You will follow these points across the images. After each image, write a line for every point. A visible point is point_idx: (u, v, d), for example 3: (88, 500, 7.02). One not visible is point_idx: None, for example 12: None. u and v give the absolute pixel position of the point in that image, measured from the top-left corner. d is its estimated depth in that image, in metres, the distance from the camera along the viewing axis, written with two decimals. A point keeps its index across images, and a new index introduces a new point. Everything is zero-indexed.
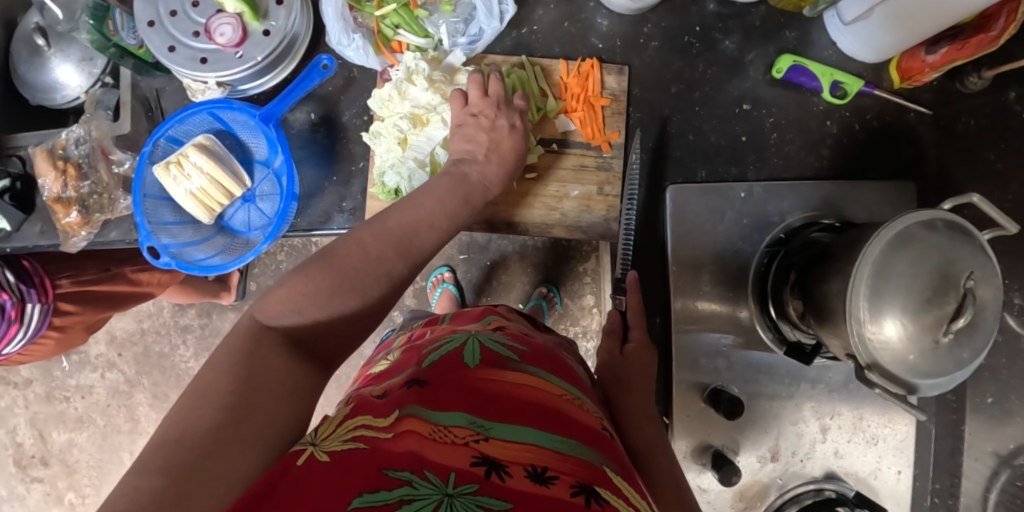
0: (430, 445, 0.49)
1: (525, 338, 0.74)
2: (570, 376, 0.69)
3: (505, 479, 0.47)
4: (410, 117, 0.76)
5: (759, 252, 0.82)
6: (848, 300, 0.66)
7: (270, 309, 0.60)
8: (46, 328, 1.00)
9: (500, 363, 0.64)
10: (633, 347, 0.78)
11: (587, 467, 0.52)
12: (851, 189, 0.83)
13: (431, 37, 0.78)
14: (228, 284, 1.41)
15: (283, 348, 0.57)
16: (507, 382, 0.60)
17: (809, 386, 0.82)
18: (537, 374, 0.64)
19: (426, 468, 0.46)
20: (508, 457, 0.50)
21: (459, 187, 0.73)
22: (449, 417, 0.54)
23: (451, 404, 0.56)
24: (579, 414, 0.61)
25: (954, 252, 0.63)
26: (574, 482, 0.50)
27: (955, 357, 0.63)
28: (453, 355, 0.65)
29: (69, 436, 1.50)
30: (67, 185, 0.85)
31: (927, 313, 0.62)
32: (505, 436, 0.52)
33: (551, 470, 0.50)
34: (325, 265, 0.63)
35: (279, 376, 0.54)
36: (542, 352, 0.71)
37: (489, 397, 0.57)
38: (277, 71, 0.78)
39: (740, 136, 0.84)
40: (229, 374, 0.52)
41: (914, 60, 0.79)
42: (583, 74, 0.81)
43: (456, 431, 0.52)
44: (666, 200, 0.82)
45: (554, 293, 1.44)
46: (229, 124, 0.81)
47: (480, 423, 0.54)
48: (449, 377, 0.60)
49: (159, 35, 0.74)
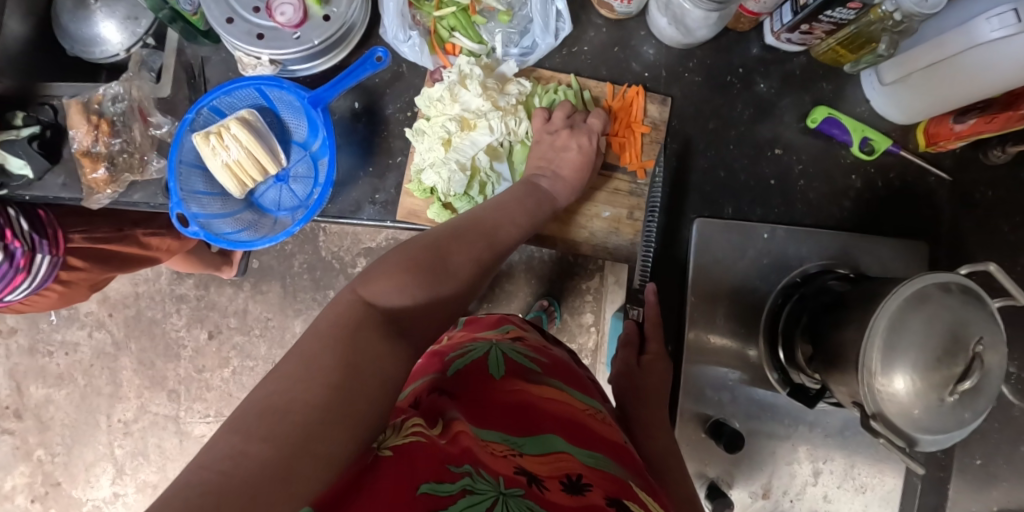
0: (478, 450, 0.50)
1: (544, 349, 0.76)
2: (588, 390, 0.71)
3: (545, 489, 0.48)
4: (458, 120, 0.76)
5: (774, 293, 0.84)
6: (862, 351, 0.68)
7: (375, 284, 0.58)
8: (51, 282, 0.98)
9: (527, 375, 0.66)
10: (647, 361, 0.80)
11: (615, 479, 0.54)
12: (869, 243, 0.85)
13: (485, 44, 0.80)
14: (231, 259, 1.40)
15: (384, 329, 0.54)
16: (534, 394, 0.62)
17: (806, 429, 0.84)
18: (558, 388, 0.66)
19: (477, 468, 0.47)
20: (545, 469, 0.51)
21: (522, 197, 0.77)
22: (488, 433, 0.55)
23: (482, 418, 0.57)
24: (600, 429, 0.63)
25: (967, 315, 0.65)
26: (606, 495, 0.50)
27: (957, 417, 0.65)
28: (478, 366, 0.67)
29: (46, 392, 1.47)
30: (98, 140, 0.84)
31: (936, 371, 0.64)
32: (538, 449, 0.54)
33: (586, 479, 0.51)
34: (420, 254, 0.64)
35: (383, 355, 0.52)
36: (561, 367, 0.73)
37: (520, 411, 0.59)
38: (329, 57, 0.78)
39: (769, 179, 0.86)
40: (337, 346, 0.49)
41: (941, 127, 0.82)
42: (628, 99, 0.83)
43: (493, 445, 0.53)
44: (692, 232, 0.83)
45: (555, 308, 1.45)
46: (273, 102, 0.81)
47: (513, 440, 0.55)
48: (474, 391, 0.63)
49: (219, 6, 0.74)
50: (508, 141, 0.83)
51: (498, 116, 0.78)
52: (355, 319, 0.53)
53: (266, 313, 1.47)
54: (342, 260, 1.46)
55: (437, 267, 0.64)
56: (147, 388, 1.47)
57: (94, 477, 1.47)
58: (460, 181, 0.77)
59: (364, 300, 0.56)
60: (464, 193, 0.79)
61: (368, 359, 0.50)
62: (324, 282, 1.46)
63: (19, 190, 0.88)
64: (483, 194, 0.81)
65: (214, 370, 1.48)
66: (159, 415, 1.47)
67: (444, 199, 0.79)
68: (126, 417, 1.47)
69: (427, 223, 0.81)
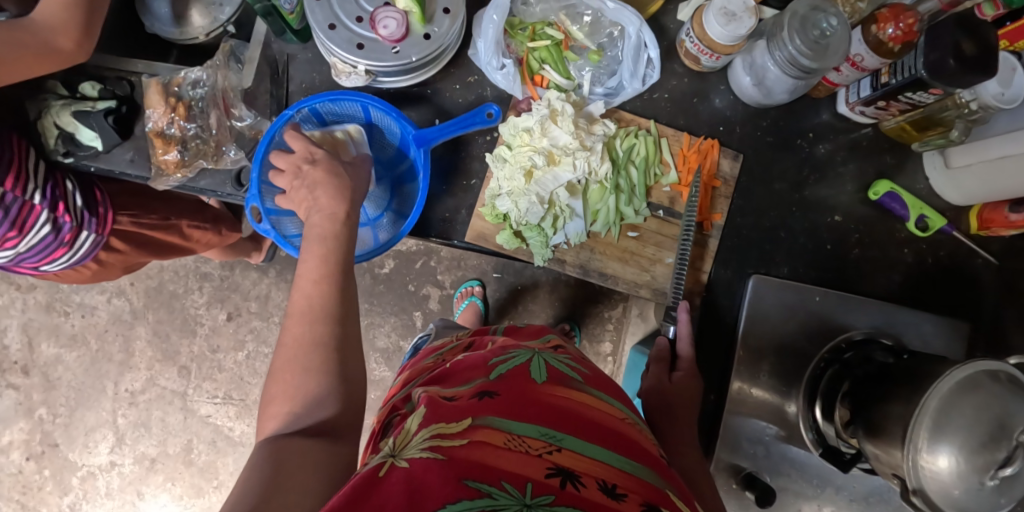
0: (504, 455, 0.55)
1: (582, 358, 0.78)
2: (625, 397, 0.73)
3: (579, 489, 0.53)
4: (545, 154, 0.78)
5: (817, 355, 0.87)
6: (909, 426, 0.71)
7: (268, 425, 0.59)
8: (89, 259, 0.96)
9: (565, 380, 0.68)
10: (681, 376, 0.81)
11: (649, 486, 0.57)
12: (913, 318, 0.88)
13: (573, 80, 0.82)
14: (261, 246, 1.39)
15: (289, 438, 0.55)
16: (573, 399, 0.64)
17: (833, 491, 0.87)
18: (598, 397, 0.67)
19: (503, 479, 0.52)
20: (582, 469, 0.56)
21: (318, 240, 0.69)
22: (524, 429, 0.58)
23: (523, 415, 0.60)
24: (634, 435, 0.65)
25: (1013, 404, 0.68)
26: (639, 500, 0.55)
27: (995, 501, 0.67)
28: (521, 369, 0.68)
29: (57, 352, 1.45)
30: (174, 123, 0.86)
31: (980, 454, 0.66)
32: (575, 448, 0.58)
33: (620, 487, 0.55)
34: (282, 366, 0.61)
35: (301, 461, 0.53)
36: (600, 374, 0.74)
37: (558, 412, 0.61)
38: (416, 74, 0.79)
39: (826, 244, 0.88)
40: (254, 479, 0.51)
41: (996, 213, 0.85)
42: (703, 151, 0.83)
43: (529, 443, 0.57)
44: (748, 288, 0.85)
45: (575, 333, 1.47)
46: (373, 121, 0.83)
47: (552, 435, 0.58)
48: (518, 389, 0.64)
49: (323, 10, 0.75)
50: (587, 181, 0.82)
51: (583, 156, 0.79)
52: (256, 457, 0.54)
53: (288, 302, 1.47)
54: (370, 259, 1.51)
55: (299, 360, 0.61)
56: (159, 361, 1.46)
57: (93, 443, 1.45)
58: (536, 212, 0.79)
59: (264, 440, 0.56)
60: (536, 224, 0.80)
61: (281, 473, 0.52)
62: None
63: (85, 160, 0.86)
64: (553, 226, 0.81)
65: (228, 352, 1.47)
66: (168, 389, 1.46)
67: (515, 227, 0.81)
68: (133, 387, 1.46)
69: (494, 248, 0.82)
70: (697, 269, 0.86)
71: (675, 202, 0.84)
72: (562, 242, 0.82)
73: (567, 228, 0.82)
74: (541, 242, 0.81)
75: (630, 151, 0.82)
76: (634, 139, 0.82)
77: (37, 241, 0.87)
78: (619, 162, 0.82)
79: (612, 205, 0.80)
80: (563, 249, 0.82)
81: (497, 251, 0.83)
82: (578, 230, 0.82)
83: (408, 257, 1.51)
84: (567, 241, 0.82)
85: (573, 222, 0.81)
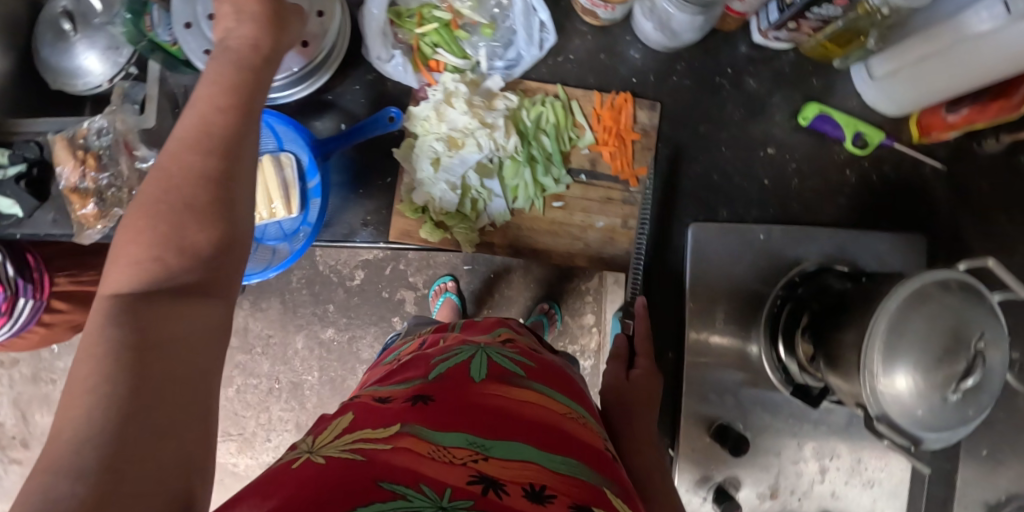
0: (426, 462, 0.51)
1: (532, 352, 0.76)
2: (573, 393, 0.71)
3: (502, 496, 0.49)
4: (446, 139, 0.76)
5: (773, 292, 0.83)
6: (862, 352, 0.68)
7: (110, 281, 0.39)
8: (34, 326, 0.93)
9: (506, 378, 0.67)
10: (638, 374, 0.76)
11: (584, 485, 0.54)
12: (867, 239, 0.85)
13: (470, 59, 0.79)
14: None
15: (148, 305, 0.37)
16: (510, 400, 0.63)
17: (811, 427, 0.84)
18: (540, 394, 0.66)
19: (421, 482, 0.48)
20: (508, 476, 0.52)
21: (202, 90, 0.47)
22: (450, 438, 0.56)
23: (452, 424, 0.58)
24: (576, 432, 0.63)
25: (966, 314, 0.65)
26: (568, 501, 0.51)
27: (962, 413, 0.66)
28: (459, 369, 0.68)
29: (51, 420, 1.45)
30: (85, 176, 0.83)
31: (939, 370, 0.64)
32: (504, 453, 0.55)
33: (548, 489, 0.52)
34: (134, 226, 0.41)
35: (186, 319, 0.38)
36: (547, 370, 0.73)
37: (491, 417, 0.59)
38: (310, 82, 0.78)
39: (763, 180, 0.85)
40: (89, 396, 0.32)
41: (934, 117, 0.81)
42: (617, 107, 0.81)
43: (455, 451, 0.54)
44: (688, 238, 0.82)
45: (556, 311, 1.41)
46: (279, 137, 0.81)
47: (480, 443, 0.56)
48: (453, 395, 0.62)
49: (196, 38, 0.74)
50: (498, 156, 0.78)
51: (486, 134, 0.75)
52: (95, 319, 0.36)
53: (267, 330, 1.39)
54: (339, 272, 1.36)
55: (155, 227, 0.40)
56: None
57: None
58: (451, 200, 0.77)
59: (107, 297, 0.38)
60: (456, 211, 0.78)
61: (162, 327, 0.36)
62: (322, 297, 1.37)
63: (8, 229, 0.86)
64: (474, 210, 0.79)
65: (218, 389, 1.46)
66: None
67: (436, 218, 0.79)
68: None
69: (419, 242, 0.81)
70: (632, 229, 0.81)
71: (596, 163, 0.81)
72: (487, 225, 0.80)
73: (488, 210, 0.79)
74: (465, 228, 0.79)
75: (537, 119, 0.79)
76: (541, 108, 0.79)
77: None
78: (528, 133, 0.78)
79: (529, 180, 0.77)
80: (489, 232, 0.80)
81: (423, 244, 0.81)
82: (500, 210, 0.79)
83: (377, 263, 1.41)
84: (492, 223, 0.80)
85: (494, 203, 0.79)
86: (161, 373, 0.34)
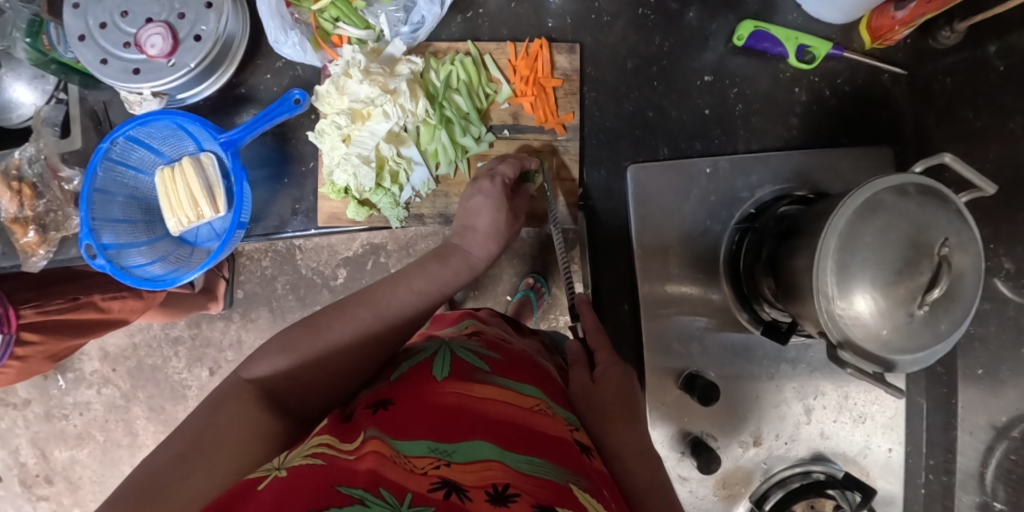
0: (390, 465, 0.42)
1: (502, 345, 0.65)
2: (549, 386, 0.60)
3: (465, 502, 0.41)
4: (349, 112, 0.75)
5: (728, 230, 0.80)
6: (815, 274, 0.62)
7: (257, 364, 0.55)
8: (7, 359, 0.96)
9: (471, 375, 0.56)
10: (601, 368, 0.65)
11: (554, 485, 0.45)
12: (822, 158, 0.80)
13: (372, 28, 0.78)
14: (217, 293, 1.28)
15: (257, 404, 0.51)
16: (477, 397, 0.53)
17: (789, 367, 0.81)
18: (510, 388, 0.56)
19: (378, 486, 0.40)
20: (472, 481, 0.43)
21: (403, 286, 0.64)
22: (412, 445, 0.46)
23: (414, 428, 0.48)
24: (549, 428, 0.52)
25: (924, 218, 0.58)
26: (535, 501, 0.42)
27: (933, 330, 0.58)
28: (422, 366, 0.58)
29: (70, 453, 1.41)
30: (24, 205, 0.82)
31: (900, 285, 0.57)
32: (469, 455, 0.46)
33: (513, 488, 0.43)
34: (348, 305, 0.60)
35: (237, 422, 0.49)
36: (521, 362, 0.62)
37: (458, 414, 0.50)
38: (214, 77, 0.78)
39: (704, 110, 0.83)
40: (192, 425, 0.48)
41: (883, 18, 0.74)
42: (532, 54, 0.81)
43: (416, 460, 0.45)
44: (629, 182, 0.81)
45: (544, 285, 1.18)
46: (193, 136, 0.80)
47: (443, 447, 0.46)
48: (415, 395, 0.53)
49: (90, 49, 0.74)
50: (412, 125, 0.79)
51: (390, 101, 0.75)
52: (225, 398, 0.51)
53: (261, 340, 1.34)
54: (323, 274, 1.31)
55: (317, 354, 0.56)
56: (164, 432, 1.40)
57: None
58: (367, 174, 0.76)
59: (246, 378, 0.53)
60: (377, 186, 0.79)
61: (217, 429, 0.47)
62: (309, 300, 1.31)
63: None
64: (397, 183, 0.80)
65: None
66: None
67: (359, 197, 0.79)
68: None
69: (350, 223, 0.82)
70: (563, 179, 0.83)
71: (517, 116, 0.82)
72: (412, 195, 0.81)
73: (412, 180, 0.81)
74: (390, 203, 0.80)
75: (448, 79, 0.80)
76: (451, 67, 0.80)
77: None
78: (439, 94, 0.80)
79: (446, 142, 0.79)
80: (417, 203, 0.82)
81: (354, 225, 0.82)
82: (423, 178, 0.81)
83: (358, 261, 1.30)
84: (418, 194, 0.82)
85: (415, 172, 0.80)
86: (196, 462, 0.44)
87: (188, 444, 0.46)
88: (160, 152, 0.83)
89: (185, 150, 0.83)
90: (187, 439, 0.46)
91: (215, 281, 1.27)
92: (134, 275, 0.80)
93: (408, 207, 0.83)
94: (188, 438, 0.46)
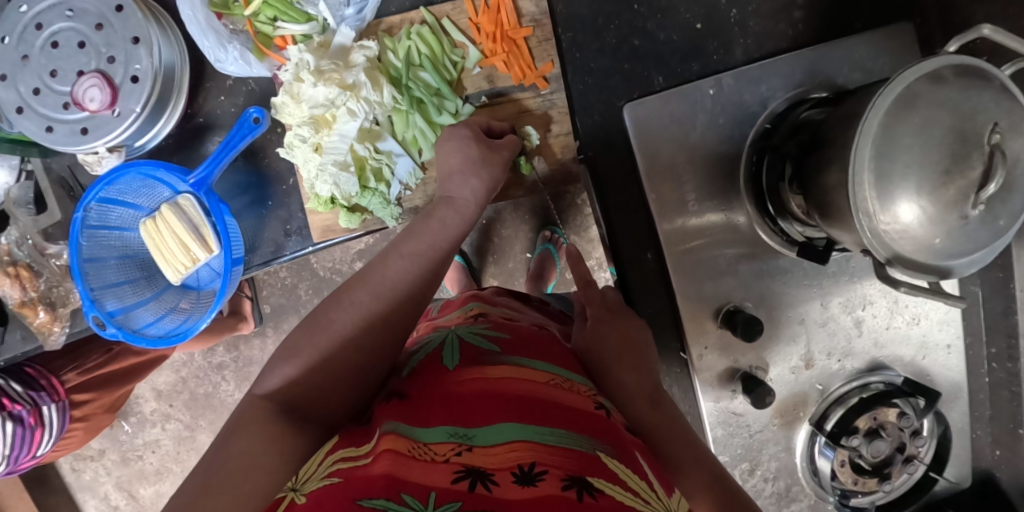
0: (407, 464, 0.40)
1: (509, 322, 0.62)
2: (564, 360, 0.57)
3: (491, 489, 0.39)
4: (311, 120, 0.70)
5: (745, 151, 0.74)
6: (852, 190, 0.55)
7: (266, 377, 0.52)
8: (70, 423, 0.97)
9: (481, 358, 0.54)
10: (593, 324, 0.66)
11: (581, 454, 0.43)
12: (836, 50, 0.72)
13: (315, 20, 0.71)
14: (245, 313, 1.23)
15: (275, 420, 0.48)
16: (492, 379, 0.50)
17: (832, 281, 0.76)
18: (522, 365, 0.53)
19: (401, 490, 0.38)
20: (496, 463, 0.41)
21: (400, 254, 0.61)
22: (431, 432, 0.45)
23: (432, 417, 0.46)
24: (569, 399, 0.50)
25: (969, 103, 0.51)
26: (564, 474, 0.41)
27: (990, 227, 0.52)
28: (431, 358, 0.55)
29: (155, 490, 1.42)
30: (26, 288, 0.81)
31: (948, 186, 0.50)
32: (491, 439, 0.44)
33: (540, 465, 0.41)
34: (348, 293, 0.57)
35: (255, 443, 0.46)
36: (531, 337, 0.59)
37: (473, 401, 0.48)
38: (167, 115, 0.72)
39: (695, 25, 0.74)
40: (206, 458, 0.45)
41: None
42: (493, 7, 0.74)
43: (437, 449, 0.43)
44: (626, 122, 0.74)
45: (562, 234, 1.12)
46: (164, 181, 0.76)
47: (463, 432, 0.45)
48: (430, 388, 0.51)
49: (32, 120, 0.69)
50: (383, 116, 0.75)
51: (352, 98, 0.70)
52: (241, 418, 0.48)
53: None
54: (343, 272, 1.24)
55: (324, 349, 0.53)
56: None
57: None
58: (349, 180, 0.73)
59: (254, 396, 0.50)
60: (363, 189, 0.75)
61: (235, 453, 0.45)
62: None
63: None
64: (382, 180, 0.76)
65: None
66: None
67: (348, 204, 0.76)
68: None
69: (345, 233, 0.79)
70: (549, 138, 0.78)
71: (492, 79, 0.77)
72: (401, 189, 0.78)
73: (398, 173, 0.78)
74: (381, 202, 0.77)
75: (409, 55, 0.75)
76: (410, 42, 0.74)
77: (11, 439, 0.88)
78: (402, 75, 0.75)
79: (422, 126, 0.75)
80: (408, 196, 0.79)
81: (350, 233, 0.79)
82: (409, 169, 0.77)
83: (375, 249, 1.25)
84: (408, 187, 0.79)
85: (399, 164, 0.77)
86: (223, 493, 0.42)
87: (205, 474, 0.44)
88: (138, 206, 0.80)
89: (161, 197, 0.79)
90: (206, 471, 0.44)
91: (238, 301, 1.22)
92: (147, 335, 0.81)
93: (400, 201, 0.80)
94: (209, 465, 0.44)
